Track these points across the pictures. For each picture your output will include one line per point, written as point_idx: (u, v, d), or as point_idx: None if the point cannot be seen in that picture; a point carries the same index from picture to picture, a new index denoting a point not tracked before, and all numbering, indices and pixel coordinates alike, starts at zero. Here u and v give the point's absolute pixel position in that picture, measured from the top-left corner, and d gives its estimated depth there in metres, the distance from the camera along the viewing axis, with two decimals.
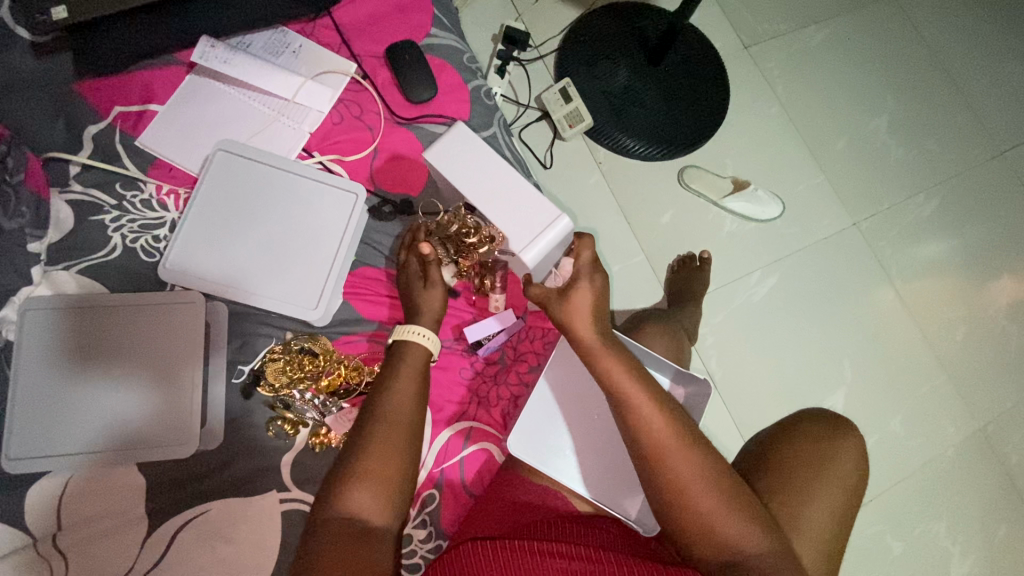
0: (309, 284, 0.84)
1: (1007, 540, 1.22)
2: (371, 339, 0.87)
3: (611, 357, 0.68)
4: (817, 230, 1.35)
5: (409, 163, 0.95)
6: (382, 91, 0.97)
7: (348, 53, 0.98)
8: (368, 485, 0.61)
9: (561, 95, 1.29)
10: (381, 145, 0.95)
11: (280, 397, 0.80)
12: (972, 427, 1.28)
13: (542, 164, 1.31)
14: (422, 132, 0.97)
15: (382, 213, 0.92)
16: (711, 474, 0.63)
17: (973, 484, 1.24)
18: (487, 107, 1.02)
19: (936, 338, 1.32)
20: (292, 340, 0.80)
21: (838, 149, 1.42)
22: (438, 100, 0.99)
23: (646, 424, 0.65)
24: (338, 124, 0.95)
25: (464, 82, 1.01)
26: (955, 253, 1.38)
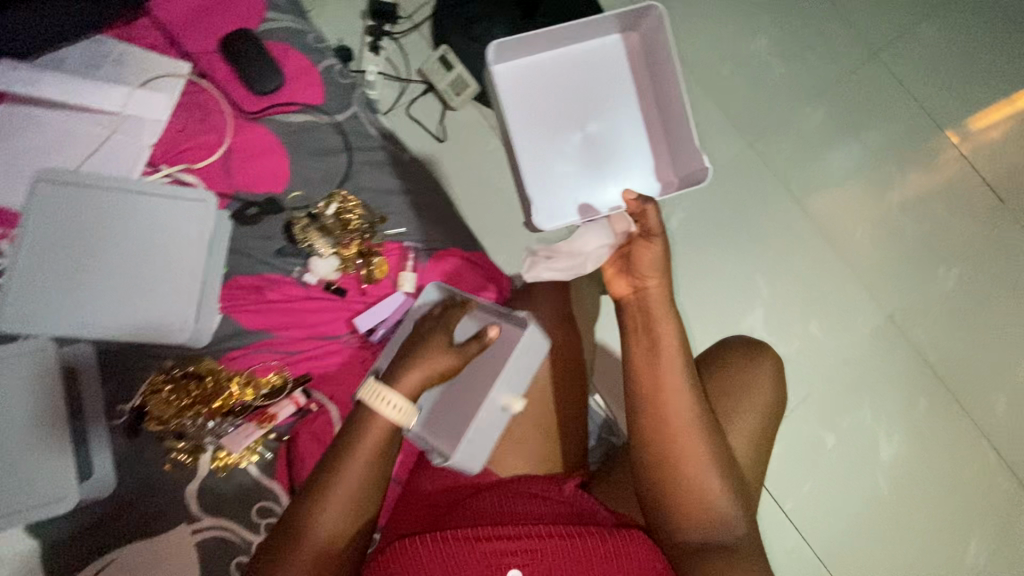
0: (177, 300, 0.85)
1: (926, 412, 1.32)
2: (258, 350, 0.88)
3: (663, 326, 0.78)
4: (714, 157, 1.39)
5: (267, 160, 0.94)
6: (224, 88, 0.95)
7: (179, 52, 0.96)
8: (335, 510, 0.67)
9: (441, 64, 1.26)
10: (233, 145, 0.93)
11: (170, 428, 0.82)
12: (882, 317, 1.36)
13: (437, 138, 1.27)
14: (278, 126, 0.96)
15: (247, 216, 0.92)
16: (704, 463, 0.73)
17: (889, 368, 1.33)
18: (341, 86, 1.02)
19: (839, 240, 1.39)
20: (173, 369, 0.83)
21: (725, 76, 1.45)
22: (288, 88, 0.97)
23: (673, 397, 0.75)
24: (182, 131, 0.93)
25: (313, 64, 1.00)
26: (845, 157, 1.45)
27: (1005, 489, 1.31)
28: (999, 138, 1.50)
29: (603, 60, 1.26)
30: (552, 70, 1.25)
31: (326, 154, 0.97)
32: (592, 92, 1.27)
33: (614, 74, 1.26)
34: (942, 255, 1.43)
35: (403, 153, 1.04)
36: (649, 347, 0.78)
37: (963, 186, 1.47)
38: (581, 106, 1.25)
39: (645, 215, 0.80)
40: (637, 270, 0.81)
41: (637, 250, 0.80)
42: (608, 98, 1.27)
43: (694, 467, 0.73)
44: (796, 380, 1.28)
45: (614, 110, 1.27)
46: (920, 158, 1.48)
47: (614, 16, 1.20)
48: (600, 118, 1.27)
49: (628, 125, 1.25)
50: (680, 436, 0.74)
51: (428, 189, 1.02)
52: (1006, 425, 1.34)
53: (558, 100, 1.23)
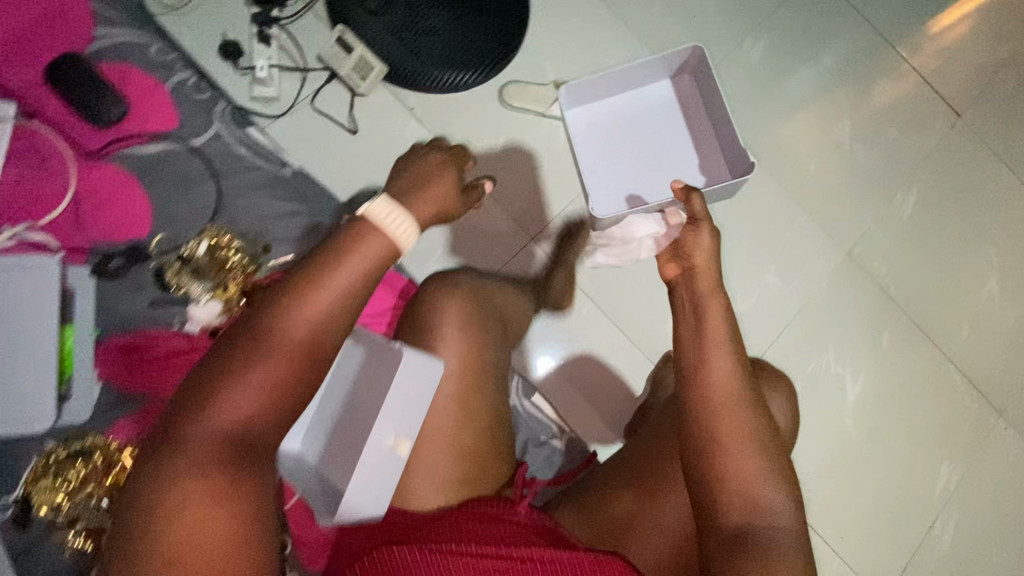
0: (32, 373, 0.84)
1: (891, 346, 1.30)
2: (140, 416, 0.93)
3: (713, 309, 0.83)
4: None
5: (125, 199, 1.02)
6: (66, 125, 1.03)
7: (7, 88, 1.01)
8: (260, 396, 0.56)
9: (340, 47, 1.14)
10: (84, 187, 1.01)
11: (61, 511, 0.87)
12: (841, 254, 1.32)
13: (349, 131, 1.16)
14: (131, 161, 1.03)
15: (110, 270, 0.98)
16: (755, 445, 0.77)
17: (852, 306, 1.30)
18: (195, 102, 1.08)
19: (792, 180, 1.33)
20: (58, 450, 0.89)
21: (657, 16, 1.33)
22: (138, 117, 1.05)
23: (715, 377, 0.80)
24: (20, 182, 0.98)
25: (156, 84, 1.07)
26: (793, 90, 1.37)
27: (973, 410, 1.31)
28: (949, 46, 1.42)
29: (652, 97, 1.21)
30: (605, 109, 1.20)
31: (188, 183, 1.05)
32: (645, 124, 1.20)
33: (666, 109, 1.20)
34: (897, 182, 1.38)
35: (284, 167, 1.09)
36: (695, 325, 0.84)
37: (918, 104, 1.40)
38: (639, 143, 1.20)
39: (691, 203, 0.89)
40: (686, 253, 0.89)
41: (689, 237, 0.89)
42: (665, 125, 1.20)
43: (747, 447, 0.77)
44: (755, 333, 1.26)
45: (675, 138, 1.20)
46: (873, 80, 1.39)
47: (664, 58, 1.15)
48: (665, 150, 1.19)
49: (685, 150, 1.19)
50: (722, 414, 0.78)
51: (308, 198, 1.08)
52: (970, 346, 1.34)
53: (619, 141, 1.20)
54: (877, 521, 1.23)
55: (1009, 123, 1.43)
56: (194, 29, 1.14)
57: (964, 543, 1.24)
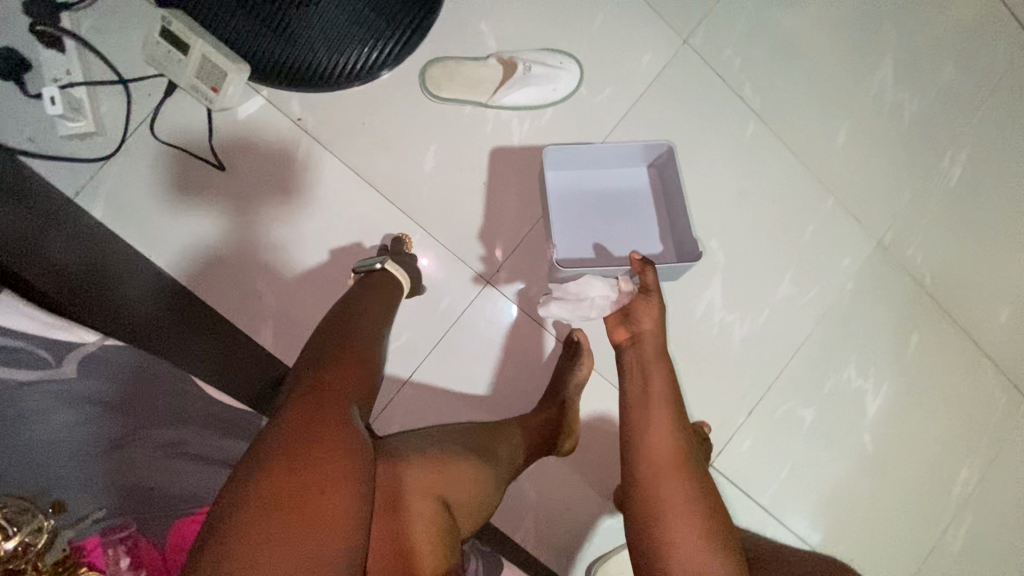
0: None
1: (920, 347, 1.11)
2: None
3: (654, 363, 0.79)
4: (636, 75, 0.95)
5: None
6: None
7: None
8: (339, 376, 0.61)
9: (168, 43, 0.80)
10: None
11: None
12: (872, 243, 1.07)
13: (216, 166, 0.86)
14: None
15: None
16: (700, 519, 0.67)
17: (881, 305, 1.08)
18: None
19: (815, 152, 1.03)
20: None
21: None
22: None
23: (654, 432, 0.74)
24: None
25: None
26: (816, 28, 1.03)
27: (1001, 404, 1.16)
28: None
29: (618, 183, 0.92)
30: (556, 183, 0.90)
31: None
32: (601, 205, 0.91)
33: (630, 199, 0.92)
34: (946, 137, 1.09)
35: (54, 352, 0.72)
36: (641, 390, 0.78)
37: (971, 32, 1.09)
38: (592, 227, 0.90)
39: (645, 274, 0.79)
40: (632, 320, 0.80)
41: (635, 304, 0.80)
42: (625, 209, 0.91)
43: (690, 519, 0.68)
44: (770, 354, 1.04)
45: (632, 225, 0.91)
46: (915, 7, 1.07)
47: (635, 144, 0.87)
48: (618, 240, 0.91)
49: (639, 240, 0.91)
50: (663, 472, 0.71)
51: None
52: (1007, 334, 1.15)
53: (571, 227, 0.90)
54: (896, 540, 1.11)
55: None
56: None
57: (979, 548, 1.14)
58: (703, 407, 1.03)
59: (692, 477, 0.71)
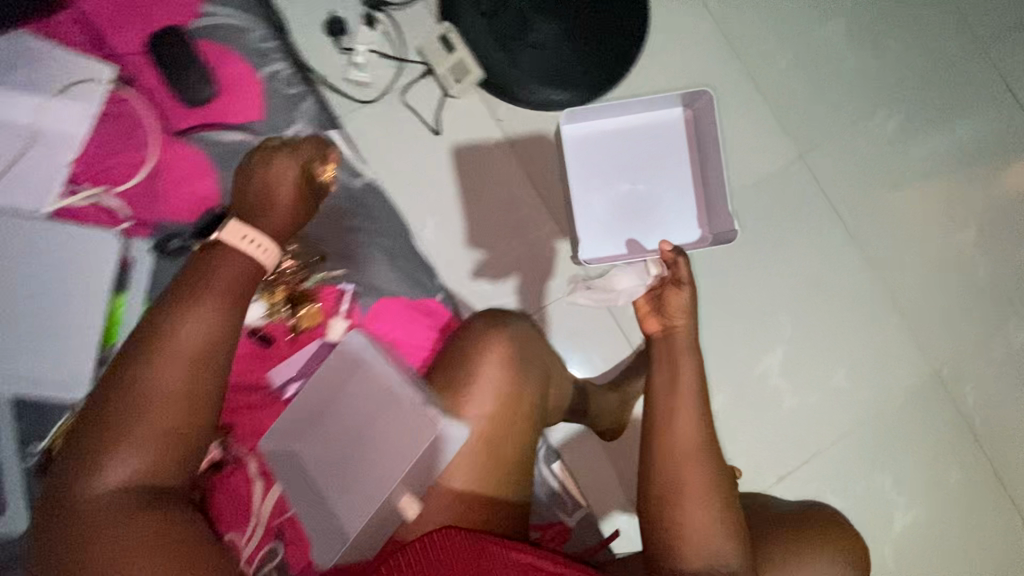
0: (78, 323, 0.84)
1: (959, 485, 1.16)
2: None
3: (684, 357, 0.84)
4: (752, 167, 1.20)
5: (193, 182, 0.89)
6: (154, 97, 0.90)
7: (108, 55, 0.90)
8: (127, 449, 0.55)
9: (441, 44, 1.11)
10: (160, 165, 0.89)
11: None
12: (928, 370, 1.18)
13: (432, 130, 1.14)
14: (213, 146, 0.90)
15: (170, 247, 0.88)
16: (710, 504, 0.75)
17: (926, 429, 1.16)
18: (284, 98, 0.94)
19: (893, 275, 1.19)
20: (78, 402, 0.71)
21: (782, 70, 1.22)
22: (224, 103, 0.92)
23: (680, 420, 0.80)
24: (100, 149, 0.88)
25: (252, 70, 0.94)
26: (920, 179, 1.22)
27: None
28: None
29: (655, 129, 1.10)
30: (597, 163, 1.09)
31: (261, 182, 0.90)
32: (643, 186, 1.10)
33: (665, 149, 1.10)
34: (1012, 305, 1.20)
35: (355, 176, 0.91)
36: (669, 381, 0.83)
37: None
38: (632, 206, 1.09)
39: (678, 267, 0.86)
40: (666, 310, 0.86)
41: (667, 293, 0.87)
42: (666, 193, 1.10)
43: (702, 502, 0.75)
44: (812, 433, 1.14)
45: (674, 209, 1.10)
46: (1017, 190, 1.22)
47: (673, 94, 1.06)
48: (654, 218, 1.09)
49: (677, 224, 1.08)
50: (686, 457, 0.78)
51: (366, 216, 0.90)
52: None
53: (611, 174, 1.10)
54: None
55: None
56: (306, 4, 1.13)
57: None
58: (738, 458, 1.13)
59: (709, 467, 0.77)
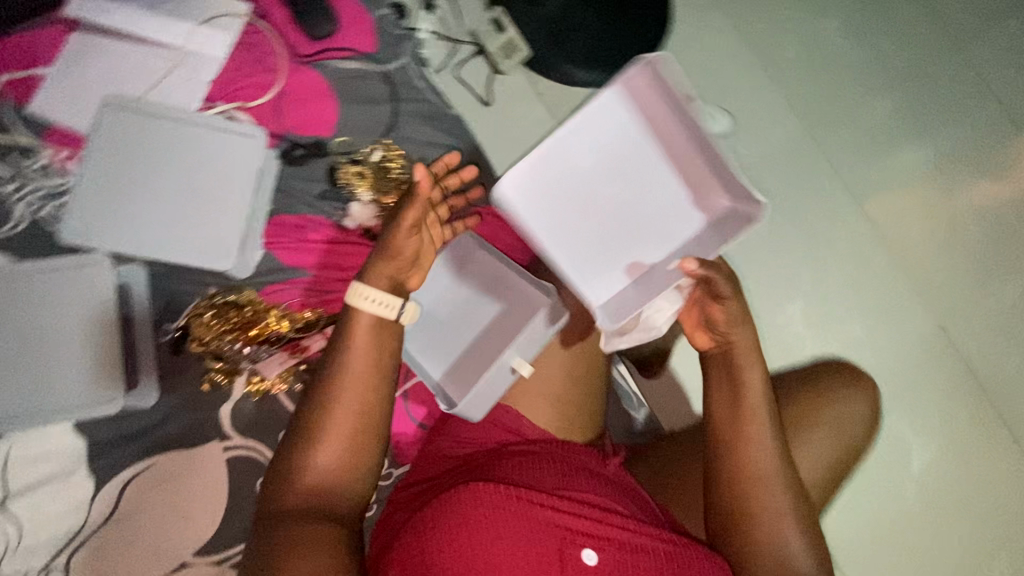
0: (229, 212, 0.94)
1: (972, 430, 1.24)
2: (295, 286, 0.94)
3: (749, 368, 0.77)
4: (768, 141, 1.33)
5: (317, 104, 1.01)
6: (281, 31, 1.04)
7: None
8: (313, 472, 0.70)
9: (493, 27, 1.27)
10: (285, 87, 1.01)
11: (210, 350, 0.90)
12: (935, 325, 1.27)
13: (483, 102, 1.27)
14: (329, 72, 1.02)
15: (294, 157, 0.98)
16: (779, 511, 0.74)
17: (936, 377, 1.26)
18: (391, 36, 1.07)
19: (898, 238, 1.31)
20: (217, 296, 0.91)
21: (790, 57, 1.37)
22: (345, 36, 1.05)
23: (746, 432, 0.75)
24: (238, 71, 1.00)
25: (366, 14, 1.07)
26: (923, 151, 1.32)
27: None
28: None
29: (610, 127, 0.96)
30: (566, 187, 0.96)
31: (371, 103, 1.02)
32: (619, 199, 0.96)
33: (636, 145, 0.96)
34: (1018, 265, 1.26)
35: (449, 110, 1.05)
36: (732, 396, 0.77)
37: None
38: (618, 227, 0.96)
39: (714, 284, 0.73)
40: (715, 326, 0.77)
41: (708, 308, 0.77)
42: (649, 193, 0.96)
43: (771, 511, 0.74)
44: None
45: (665, 207, 0.95)
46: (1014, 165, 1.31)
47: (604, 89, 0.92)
48: (657, 217, 0.95)
49: (679, 209, 0.95)
50: (753, 468, 0.75)
51: (460, 138, 1.04)
52: None
53: (592, 191, 0.96)
54: None
55: None
56: None
57: None
58: None
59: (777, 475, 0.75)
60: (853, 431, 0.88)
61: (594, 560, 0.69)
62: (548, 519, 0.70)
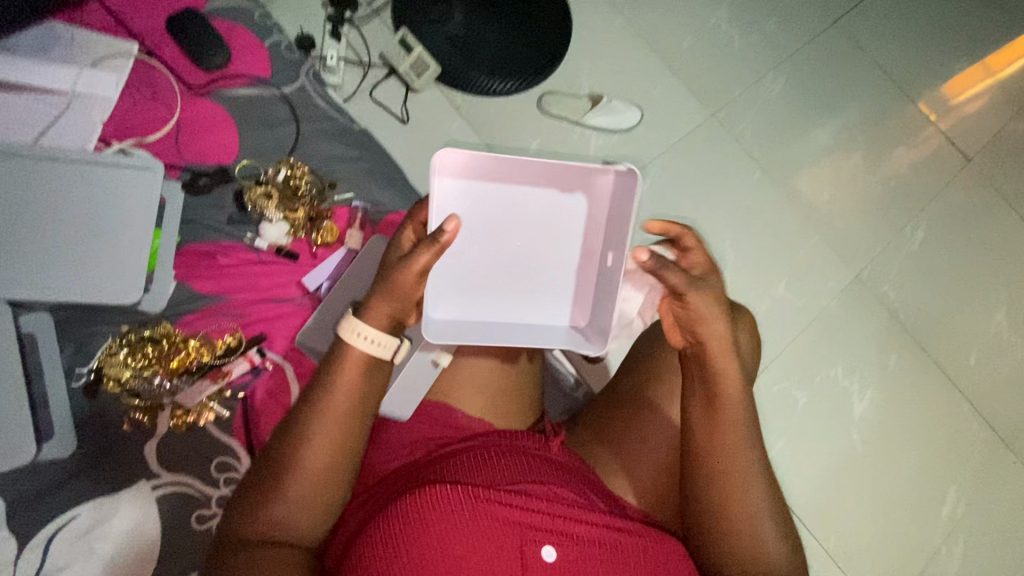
0: (132, 247, 0.89)
1: (899, 369, 1.33)
2: (212, 313, 0.95)
3: (723, 364, 0.73)
4: (678, 127, 1.41)
5: (217, 132, 1.03)
6: (171, 66, 1.04)
7: (127, 33, 1.05)
8: (283, 505, 0.66)
9: (401, 48, 1.28)
10: (182, 118, 1.02)
11: (126, 389, 0.87)
12: (852, 277, 1.37)
13: (400, 120, 1.30)
14: (227, 100, 1.05)
15: (199, 186, 1.00)
16: (752, 506, 0.72)
17: (860, 325, 1.35)
18: (287, 61, 1.11)
19: (807, 202, 1.40)
20: (127, 333, 0.88)
21: (686, 48, 1.46)
22: (239, 63, 1.08)
23: (720, 432, 0.73)
24: (131, 109, 1.01)
25: (259, 42, 1.10)
26: (815, 122, 1.44)
27: (980, 438, 1.32)
28: (975, 104, 1.49)
29: (470, 200, 0.82)
30: (471, 268, 0.83)
31: (273, 125, 1.06)
32: (522, 230, 0.84)
33: (502, 194, 0.83)
34: (907, 213, 1.42)
35: (353, 123, 1.11)
36: (707, 397, 0.74)
37: (933, 147, 1.46)
38: (521, 270, 0.84)
39: (668, 276, 0.70)
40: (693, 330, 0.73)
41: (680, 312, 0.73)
42: (538, 211, 0.84)
43: (744, 507, 0.72)
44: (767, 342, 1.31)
45: (555, 214, 0.85)
46: (891, 126, 1.46)
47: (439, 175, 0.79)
48: (567, 243, 0.85)
49: (573, 224, 0.85)
50: (728, 467, 0.72)
51: (367, 148, 1.09)
52: (978, 378, 1.35)
53: (495, 250, 0.84)
54: (881, 540, 1.25)
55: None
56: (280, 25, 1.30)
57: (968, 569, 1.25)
58: None
59: (749, 470, 0.72)
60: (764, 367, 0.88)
61: (554, 556, 0.67)
62: (506, 517, 0.67)
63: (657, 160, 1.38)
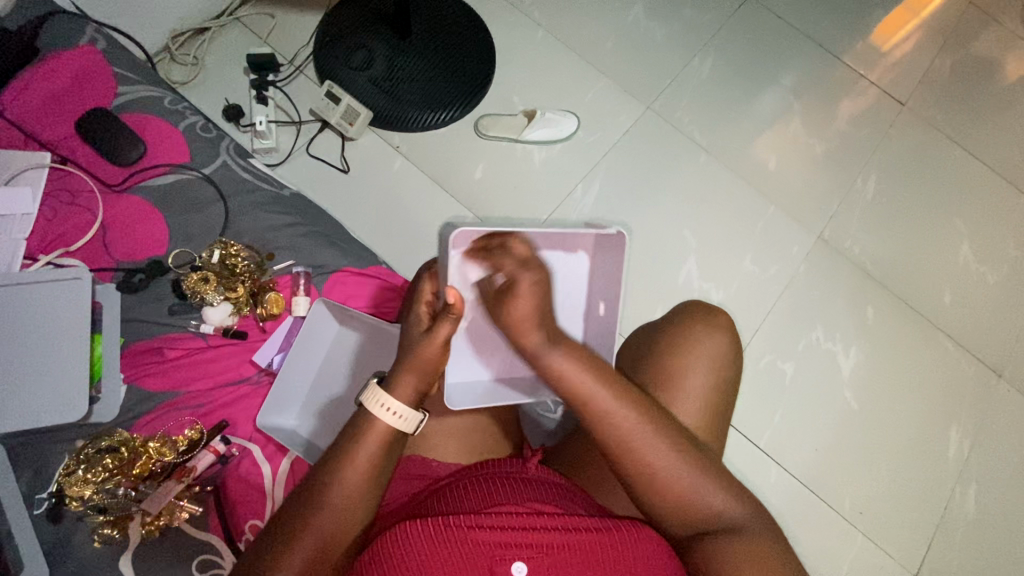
0: (70, 359, 0.88)
1: (877, 320, 1.34)
2: (170, 408, 0.94)
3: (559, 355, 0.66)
4: (616, 126, 1.42)
5: (145, 226, 1.02)
6: (88, 168, 1.04)
7: (39, 144, 1.04)
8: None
9: (329, 99, 1.28)
10: (107, 219, 1.02)
11: (89, 505, 0.85)
12: (814, 239, 1.38)
13: (342, 170, 1.31)
14: (149, 191, 1.04)
15: (134, 283, 0.99)
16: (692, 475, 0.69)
17: (831, 285, 1.35)
18: (206, 140, 1.10)
19: (755, 174, 1.41)
20: (84, 447, 0.88)
21: (610, 48, 1.47)
22: (156, 152, 1.07)
23: (607, 420, 0.67)
24: (52, 220, 1.00)
25: (174, 126, 1.09)
26: (748, 96, 1.46)
27: (970, 373, 1.33)
28: (898, 50, 1.52)
29: None
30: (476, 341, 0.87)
31: (202, 207, 1.05)
32: None
33: None
34: (856, 166, 1.44)
35: (284, 188, 1.11)
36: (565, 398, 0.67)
37: (866, 98, 1.49)
38: None
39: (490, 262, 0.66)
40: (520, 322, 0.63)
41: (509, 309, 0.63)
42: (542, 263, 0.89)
43: (678, 479, 0.68)
44: (743, 320, 1.31)
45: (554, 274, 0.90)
46: (821, 86, 1.49)
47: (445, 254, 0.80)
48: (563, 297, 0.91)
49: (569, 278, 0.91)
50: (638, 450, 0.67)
51: (303, 212, 1.09)
52: (957, 313, 1.36)
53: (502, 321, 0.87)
54: (894, 493, 1.25)
55: (961, 102, 1.49)
56: (206, 101, 1.31)
57: (985, 505, 1.25)
58: None
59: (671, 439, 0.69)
60: (724, 366, 0.86)
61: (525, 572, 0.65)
62: (474, 536, 0.65)
63: (602, 161, 1.39)
